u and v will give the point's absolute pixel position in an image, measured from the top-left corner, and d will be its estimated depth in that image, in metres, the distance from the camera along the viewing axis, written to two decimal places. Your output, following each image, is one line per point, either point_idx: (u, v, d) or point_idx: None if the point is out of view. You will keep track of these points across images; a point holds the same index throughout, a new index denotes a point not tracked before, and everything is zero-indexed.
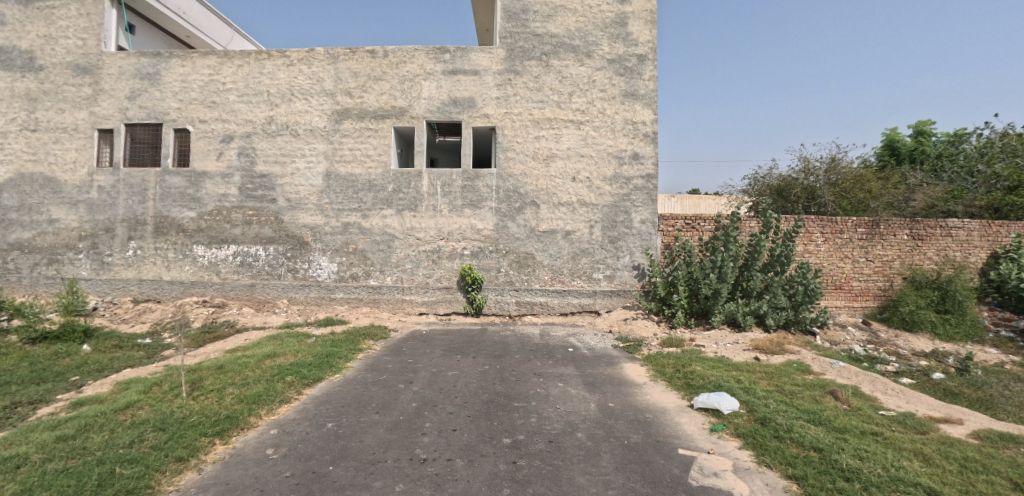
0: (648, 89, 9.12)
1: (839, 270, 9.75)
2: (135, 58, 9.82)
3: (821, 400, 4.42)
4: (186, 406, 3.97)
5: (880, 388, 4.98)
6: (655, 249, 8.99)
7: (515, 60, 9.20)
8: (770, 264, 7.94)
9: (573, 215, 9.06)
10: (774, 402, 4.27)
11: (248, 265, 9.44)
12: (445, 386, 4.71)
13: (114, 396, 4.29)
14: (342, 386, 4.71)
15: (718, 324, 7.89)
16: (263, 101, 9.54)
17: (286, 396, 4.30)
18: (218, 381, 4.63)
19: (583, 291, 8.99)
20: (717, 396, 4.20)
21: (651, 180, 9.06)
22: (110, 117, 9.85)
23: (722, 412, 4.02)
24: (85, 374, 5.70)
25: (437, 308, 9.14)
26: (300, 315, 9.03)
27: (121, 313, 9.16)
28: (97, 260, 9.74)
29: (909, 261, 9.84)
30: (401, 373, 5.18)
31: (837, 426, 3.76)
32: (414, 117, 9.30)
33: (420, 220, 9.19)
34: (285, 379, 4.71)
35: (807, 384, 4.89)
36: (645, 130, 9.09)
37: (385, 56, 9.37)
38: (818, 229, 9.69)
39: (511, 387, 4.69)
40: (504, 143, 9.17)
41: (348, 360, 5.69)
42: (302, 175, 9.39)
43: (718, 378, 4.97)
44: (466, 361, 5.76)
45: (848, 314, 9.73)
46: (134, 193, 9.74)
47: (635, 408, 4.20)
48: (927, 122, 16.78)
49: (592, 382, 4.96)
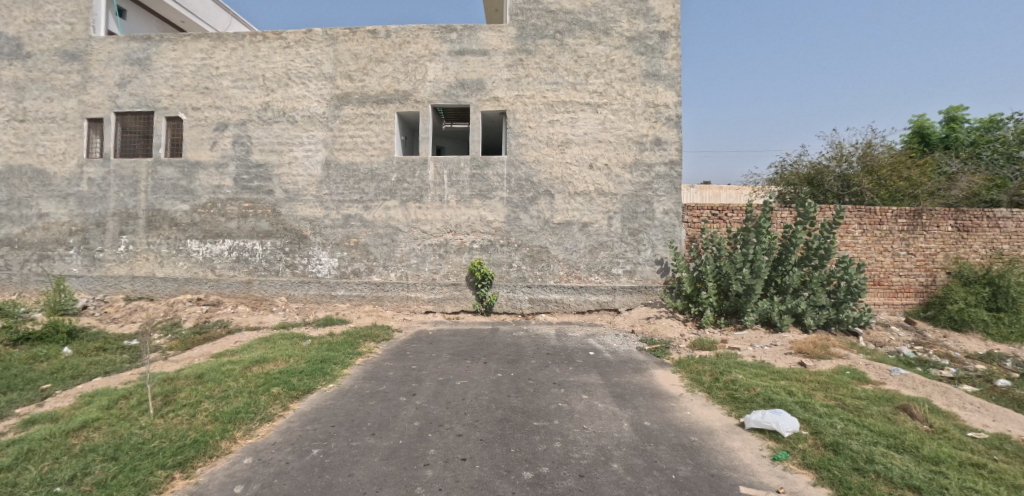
0: (671, 69, 8.40)
1: (877, 264, 8.98)
2: (125, 43, 9.28)
3: (895, 418, 3.76)
4: (150, 427, 3.42)
5: (957, 402, 4.28)
6: (679, 242, 8.31)
7: (527, 39, 8.52)
8: (807, 258, 7.22)
9: (590, 205, 8.39)
10: (841, 421, 3.62)
11: (244, 261, 8.90)
12: (452, 400, 4.09)
13: (71, 414, 3.73)
14: (334, 400, 4.11)
15: (751, 324, 7.17)
16: (259, 86, 8.95)
17: (268, 413, 3.73)
18: (194, 394, 4.08)
19: (601, 287, 8.33)
20: (774, 414, 3.54)
21: (675, 167, 8.35)
22: (100, 105, 9.34)
23: (781, 435, 3.38)
24: (57, 382, 5.17)
25: (444, 306, 8.53)
26: (297, 314, 8.45)
27: (112, 312, 8.64)
28: (88, 256, 9.27)
29: (954, 255, 9.06)
30: (403, 383, 4.57)
31: (928, 456, 3.11)
32: (418, 100, 8.66)
33: (426, 212, 8.58)
34: (270, 391, 4.15)
35: (871, 397, 4.23)
36: (668, 113, 8.37)
37: (387, 36, 8.74)
38: (855, 220, 8.91)
39: (529, 402, 4.06)
40: (516, 128, 8.51)
41: (345, 366, 5.09)
42: (300, 164, 8.80)
43: (767, 389, 4.33)
44: (477, 368, 5.14)
45: (889, 312, 8.96)
46: (125, 185, 9.23)
47: (677, 428, 3.55)
48: (958, 107, 15.75)
49: (620, 394, 4.31)
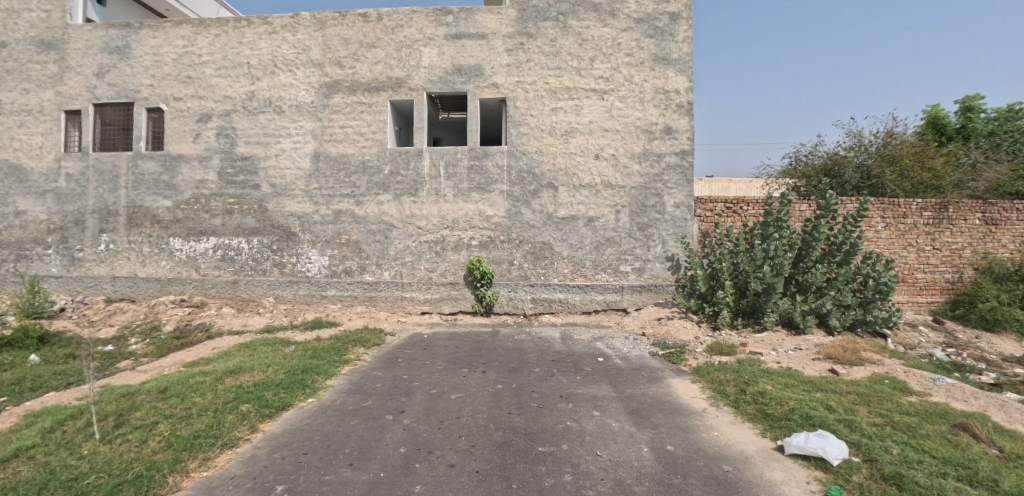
0: (682, 52, 7.84)
1: (902, 261, 8.43)
2: (103, 31, 8.75)
3: (957, 440, 3.27)
4: (90, 458, 2.95)
5: (1019, 417, 3.77)
6: (692, 237, 7.78)
7: (528, 21, 7.98)
8: (830, 253, 6.68)
9: (596, 199, 7.87)
10: (897, 446, 3.13)
11: (230, 260, 8.41)
12: (445, 418, 3.59)
13: (6, 440, 3.24)
14: (311, 419, 3.61)
15: (771, 325, 6.63)
16: (243, 74, 8.44)
17: (232, 437, 3.24)
18: (153, 413, 3.60)
19: (608, 286, 7.82)
20: (820, 437, 3.04)
21: (686, 157, 7.80)
22: (77, 96, 8.83)
23: (830, 464, 2.88)
24: (13, 395, 4.68)
25: (441, 307, 8.03)
26: (286, 316, 7.93)
27: (90, 314, 8.15)
28: (67, 256, 8.79)
29: (983, 250, 8.52)
30: (391, 397, 4.07)
31: (1010, 492, 2.62)
32: (412, 88, 8.13)
33: (421, 207, 8.07)
34: (238, 409, 3.66)
35: (921, 413, 3.73)
36: (679, 100, 7.82)
37: (379, 20, 8.20)
38: (878, 213, 8.36)
39: (533, 421, 3.54)
40: (516, 117, 7.98)
41: (328, 377, 4.59)
42: (288, 157, 8.30)
43: (802, 403, 3.82)
44: (475, 378, 4.63)
45: (914, 310, 8.43)
46: (105, 181, 8.73)
47: (706, 455, 3.05)
48: (974, 97, 14.98)
49: (636, 410, 3.80)
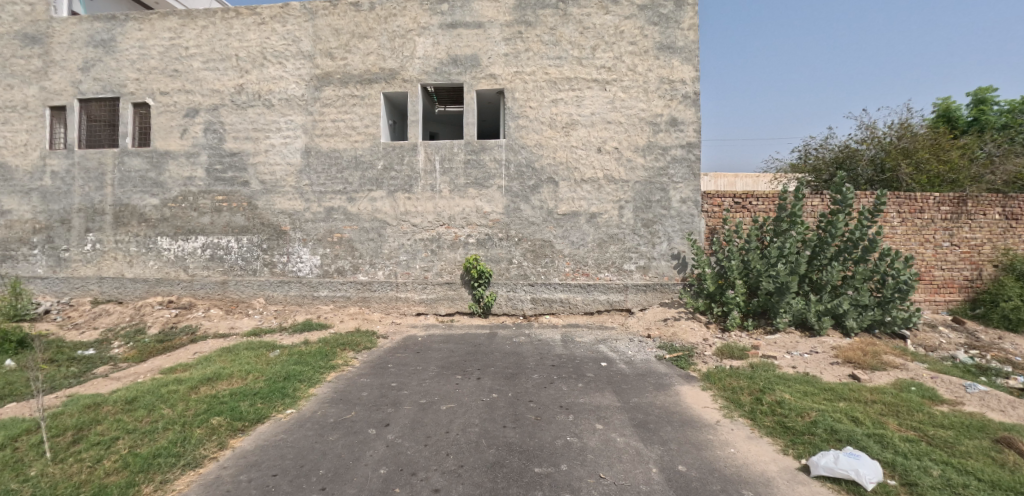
0: (688, 40, 7.48)
1: (919, 258, 8.05)
2: (88, 24, 8.45)
3: (1002, 459, 2.93)
4: (35, 481, 2.66)
5: None
6: (699, 234, 7.44)
7: (527, 9, 7.63)
8: (845, 250, 6.33)
9: (598, 194, 7.53)
10: (937, 466, 2.79)
11: (219, 259, 8.12)
12: (432, 433, 3.27)
13: None
14: (285, 435, 3.29)
15: (785, 326, 6.28)
16: (232, 66, 8.13)
17: (196, 456, 2.94)
18: (116, 427, 3.31)
19: (612, 286, 7.49)
20: (853, 458, 2.70)
21: (692, 150, 7.44)
22: (62, 92, 8.54)
23: (864, 488, 2.55)
24: None
25: (437, 307, 7.73)
26: (275, 317, 7.64)
27: (75, 316, 7.88)
28: (53, 256, 8.52)
29: (1003, 246, 8.14)
30: (377, 408, 3.75)
31: None
32: (406, 79, 7.81)
33: (416, 203, 7.75)
34: (207, 423, 3.36)
35: (957, 426, 3.39)
36: (684, 90, 7.46)
37: (371, 9, 7.87)
38: (894, 208, 7.97)
39: (529, 436, 3.22)
40: (515, 109, 7.65)
41: (311, 385, 4.27)
42: (278, 152, 7.99)
43: (824, 415, 3.48)
44: (469, 386, 4.31)
45: (931, 309, 8.07)
46: (91, 178, 8.45)
47: (723, 477, 2.72)
48: (985, 89, 14.43)
49: (643, 423, 3.47)
